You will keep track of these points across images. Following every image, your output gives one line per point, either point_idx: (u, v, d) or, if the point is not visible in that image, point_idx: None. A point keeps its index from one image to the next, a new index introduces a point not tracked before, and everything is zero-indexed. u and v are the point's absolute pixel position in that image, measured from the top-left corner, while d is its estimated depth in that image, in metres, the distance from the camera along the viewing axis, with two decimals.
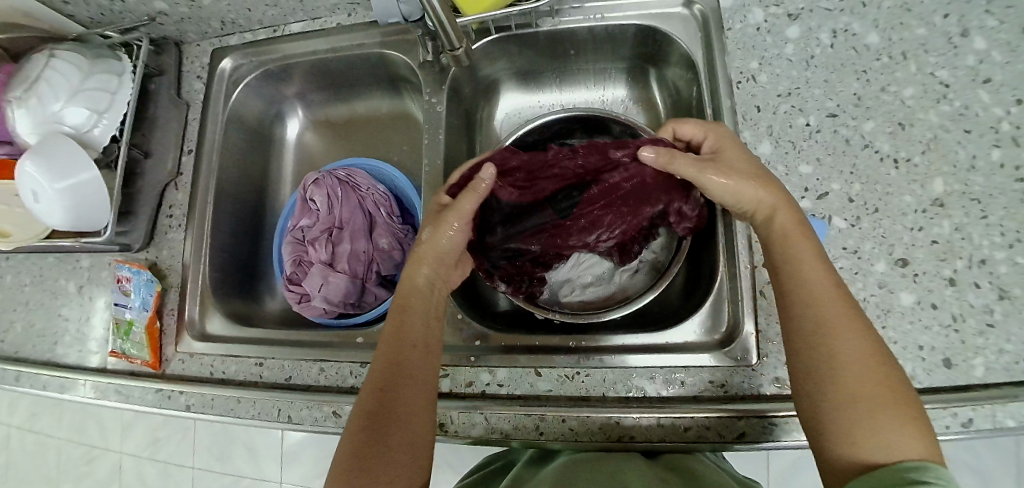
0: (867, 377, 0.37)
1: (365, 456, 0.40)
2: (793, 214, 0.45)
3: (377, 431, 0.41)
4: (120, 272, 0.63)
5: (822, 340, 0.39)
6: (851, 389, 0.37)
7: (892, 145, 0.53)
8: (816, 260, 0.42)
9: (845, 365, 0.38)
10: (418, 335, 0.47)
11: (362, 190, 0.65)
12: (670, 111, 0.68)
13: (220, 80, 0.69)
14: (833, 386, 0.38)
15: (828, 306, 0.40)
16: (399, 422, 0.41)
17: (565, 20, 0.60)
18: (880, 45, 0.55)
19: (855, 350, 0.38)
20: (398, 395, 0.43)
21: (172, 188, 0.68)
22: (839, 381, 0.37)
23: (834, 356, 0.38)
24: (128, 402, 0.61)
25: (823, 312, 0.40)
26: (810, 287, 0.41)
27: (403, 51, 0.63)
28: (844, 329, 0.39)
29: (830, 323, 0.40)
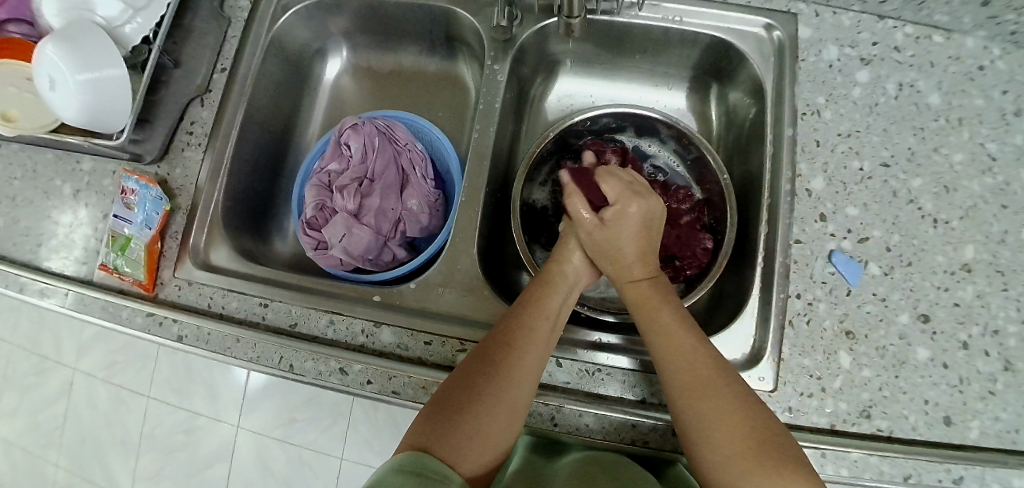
0: (721, 417, 0.38)
1: (460, 403, 0.39)
2: (653, 284, 0.49)
3: (478, 381, 0.40)
4: (125, 183, 0.58)
5: (685, 395, 0.40)
6: (713, 438, 0.38)
7: (934, 205, 0.55)
8: (675, 319, 0.45)
9: (698, 423, 0.39)
10: (551, 310, 0.46)
11: (400, 145, 0.62)
12: (722, 130, 0.67)
13: (270, 1, 0.63)
14: (697, 432, 0.39)
15: (687, 365, 0.41)
16: (506, 384, 0.40)
17: (642, 16, 0.59)
18: (940, 107, 0.57)
19: (705, 401, 0.39)
20: (514, 358, 0.42)
21: (197, 104, 0.63)
22: (703, 428, 0.38)
23: (682, 409, 0.40)
24: (112, 321, 0.57)
25: (665, 364, 0.43)
26: (674, 348, 0.43)
27: (471, 13, 0.60)
28: (677, 382, 0.41)
29: (671, 377, 0.42)
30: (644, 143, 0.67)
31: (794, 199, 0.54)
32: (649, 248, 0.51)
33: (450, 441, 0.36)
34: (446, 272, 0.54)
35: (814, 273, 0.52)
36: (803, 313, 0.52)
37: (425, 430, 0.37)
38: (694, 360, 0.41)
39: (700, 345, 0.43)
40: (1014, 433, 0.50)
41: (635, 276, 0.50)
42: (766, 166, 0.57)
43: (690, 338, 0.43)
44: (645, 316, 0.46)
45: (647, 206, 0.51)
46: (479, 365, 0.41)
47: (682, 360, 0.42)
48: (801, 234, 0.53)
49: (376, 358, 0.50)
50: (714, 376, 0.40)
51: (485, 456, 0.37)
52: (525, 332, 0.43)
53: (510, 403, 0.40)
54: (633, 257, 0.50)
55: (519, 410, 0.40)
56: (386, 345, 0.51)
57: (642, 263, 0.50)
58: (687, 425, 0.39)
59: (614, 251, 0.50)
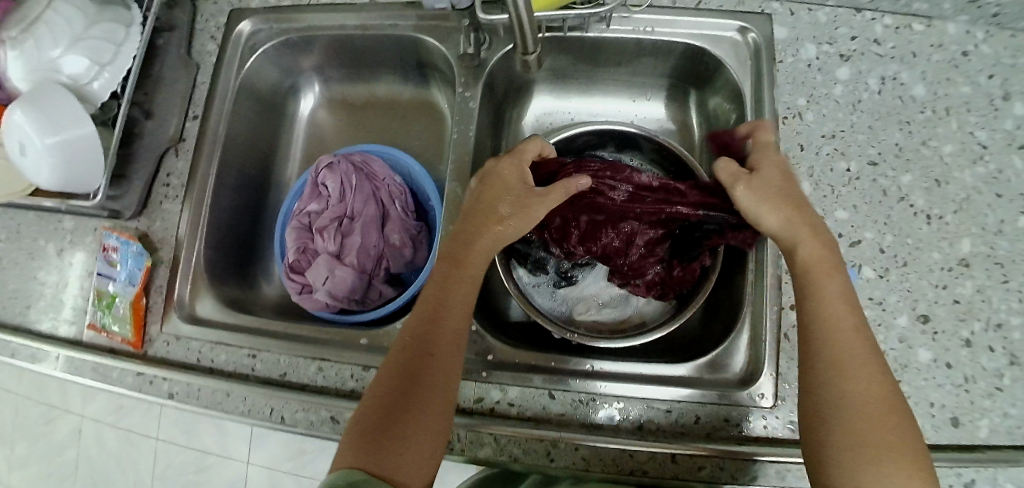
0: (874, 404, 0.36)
1: (388, 417, 0.40)
2: (820, 242, 0.43)
3: (401, 392, 0.41)
4: (106, 240, 0.59)
5: (835, 370, 0.38)
6: (853, 417, 0.36)
7: (926, 201, 0.53)
8: (834, 284, 0.42)
9: (849, 405, 0.37)
10: (460, 298, 0.46)
11: (378, 180, 0.61)
12: (705, 136, 0.66)
13: (236, 44, 0.63)
14: (840, 411, 0.37)
15: (846, 340, 0.39)
16: (426, 385, 0.41)
17: (613, 29, 0.58)
18: (925, 98, 0.56)
19: (862, 382, 0.37)
20: (430, 359, 0.42)
21: (172, 154, 0.63)
22: (850, 411, 0.36)
23: (839, 384, 0.38)
24: (103, 382, 0.57)
25: (837, 334, 0.39)
26: (839, 323, 0.40)
27: (439, 40, 0.59)
28: (840, 355, 0.39)
29: (834, 348, 0.39)
30: (626, 157, 0.65)
31: None
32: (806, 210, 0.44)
33: (384, 460, 0.37)
34: None
35: None
36: None
37: (354, 453, 0.38)
38: (851, 341, 0.39)
39: (860, 326, 0.40)
40: None
41: (798, 231, 0.43)
42: None
43: (854, 320, 0.40)
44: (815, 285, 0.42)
45: (784, 161, 0.48)
46: (400, 373, 0.42)
47: (851, 344, 0.39)
48: None
49: None
50: (866, 359, 0.38)
51: (421, 458, 0.39)
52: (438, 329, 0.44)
53: (435, 402, 0.41)
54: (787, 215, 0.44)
55: (446, 404, 0.42)
56: None
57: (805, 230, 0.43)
58: (827, 402, 0.37)
59: (777, 198, 0.45)
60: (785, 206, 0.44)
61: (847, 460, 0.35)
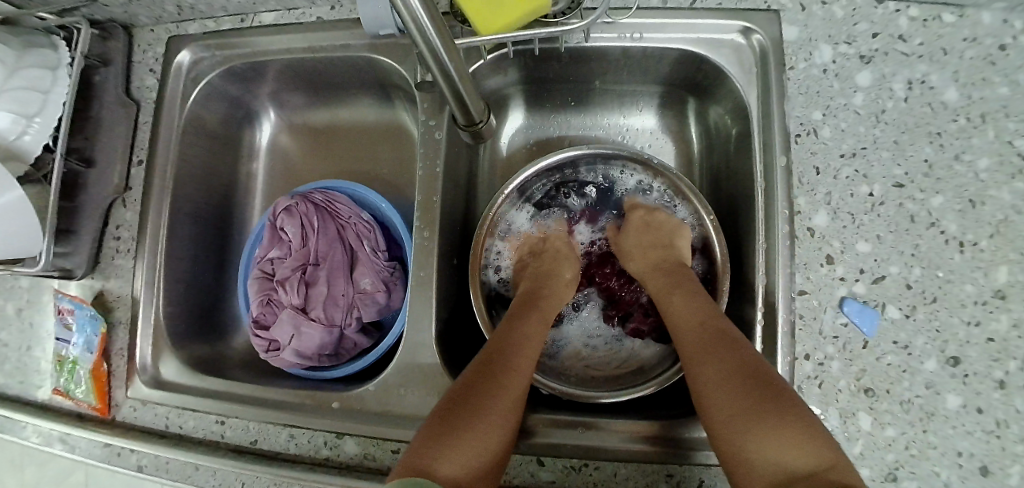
0: (716, 377, 0.39)
1: (460, 410, 0.38)
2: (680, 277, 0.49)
3: (475, 396, 0.39)
4: (60, 304, 0.56)
5: (692, 359, 0.42)
6: (712, 395, 0.38)
7: (960, 225, 0.47)
8: (684, 292, 0.48)
9: (701, 387, 0.39)
10: (531, 328, 0.47)
11: (342, 219, 0.56)
12: (705, 150, 0.59)
13: (177, 76, 0.56)
14: (705, 398, 0.39)
15: (695, 334, 0.43)
16: (501, 392, 0.40)
17: (595, 38, 0.51)
18: (959, 103, 0.48)
19: (715, 365, 0.39)
20: (507, 367, 0.42)
21: (120, 205, 0.58)
22: (706, 391, 0.39)
23: (698, 376, 0.40)
24: (73, 453, 0.54)
25: (685, 338, 0.44)
26: (689, 326, 0.44)
27: (397, 61, 0.53)
28: (692, 350, 0.42)
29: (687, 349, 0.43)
30: (617, 171, 0.58)
31: (794, 242, 0.47)
32: (667, 246, 0.52)
33: (448, 450, 0.35)
34: (408, 370, 0.49)
35: (824, 328, 0.46)
36: (813, 377, 0.45)
37: (423, 442, 0.36)
38: (695, 339, 0.43)
39: (713, 318, 0.44)
40: None
41: (654, 273, 0.52)
42: (757, 203, 0.49)
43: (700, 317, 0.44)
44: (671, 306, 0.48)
45: (665, 217, 0.55)
46: (476, 373, 0.41)
47: (703, 336, 0.42)
48: (806, 283, 0.46)
49: (342, 476, 0.47)
50: (718, 343, 0.41)
51: (469, 471, 0.35)
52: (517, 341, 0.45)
53: (504, 410, 0.39)
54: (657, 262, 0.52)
55: (511, 420, 0.39)
56: (352, 456, 0.48)
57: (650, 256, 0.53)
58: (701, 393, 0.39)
59: (648, 250, 0.53)
60: (647, 258, 0.53)
61: (728, 434, 0.36)
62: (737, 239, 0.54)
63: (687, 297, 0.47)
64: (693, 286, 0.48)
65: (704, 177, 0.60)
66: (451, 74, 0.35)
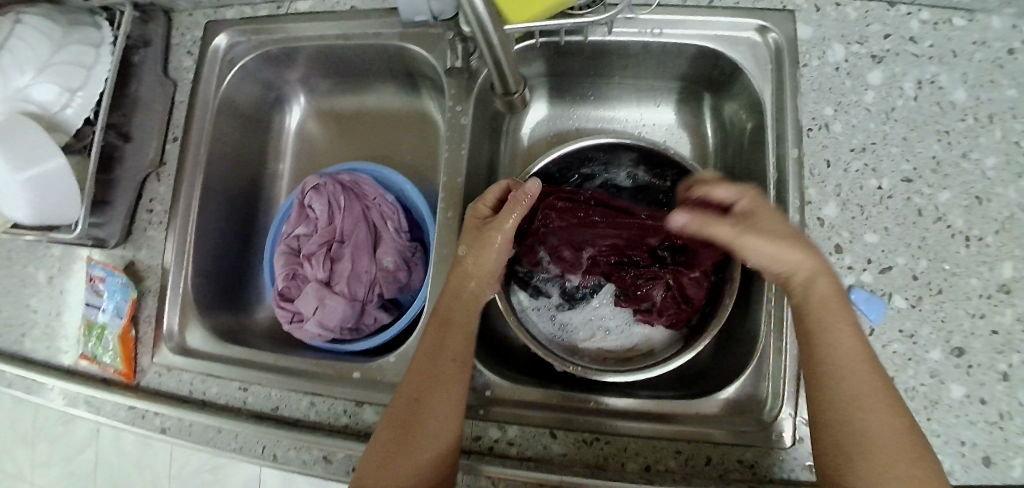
0: (894, 441, 0.33)
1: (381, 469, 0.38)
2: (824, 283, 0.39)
3: (397, 451, 0.38)
4: (92, 271, 0.58)
5: (853, 407, 0.35)
6: (885, 459, 0.33)
7: (966, 221, 0.48)
8: (843, 320, 0.38)
9: (873, 444, 0.33)
10: (456, 346, 0.43)
11: (368, 200, 0.58)
12: (719, 145, 0.61)
13: (213, 60, 0.59)
14: (868, 471, 0.33)
15: (862, 377, 0.36)
16: (433, 411, 0.40)
17: (616, 32, 0.53)
18: (967, 103, 0.50)
19: (888, 425, 0.34)
20: (434, 384, 0.41)
21: (154, 179, 0.60)
22: (877, 451, 0.33)
23: (863, 430, 0.34)
24: (98, 415, 0.56)
25: (849, 377, 0.36)
26: (852, 362, 0.36)
27: (426, 49, 0.55)
28: (859, 407, 0.35)
29: (846, 399, 0.35)
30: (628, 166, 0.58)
31: (804, 231, 0.48)
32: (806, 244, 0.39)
33: None
34: None
35: None
36: None
37: None
38: (868, 390, 0.35)
39: (872, 365, 0.37)
40: None
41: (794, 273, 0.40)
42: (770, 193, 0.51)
43: (867, 364, 0.36)
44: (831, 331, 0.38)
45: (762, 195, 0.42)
46: (396, 421, 0.40)
47: (871, 384, 0.36)
48: None
49: (361, 443, 0.48)
50: (881, 404, 0.35)
51: None
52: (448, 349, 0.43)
53: (423, 455, 0.38)
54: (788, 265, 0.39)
55: (439, 459, 0.39)
56: (370, 424, 0.49)
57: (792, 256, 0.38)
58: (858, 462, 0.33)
59: (767, 234, 0.39)
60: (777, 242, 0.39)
61: None
62: None
63: (842, 322, 0.38)
64: (846, 305, 0.39)
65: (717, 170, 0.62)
66: (494, 45, 0.39)
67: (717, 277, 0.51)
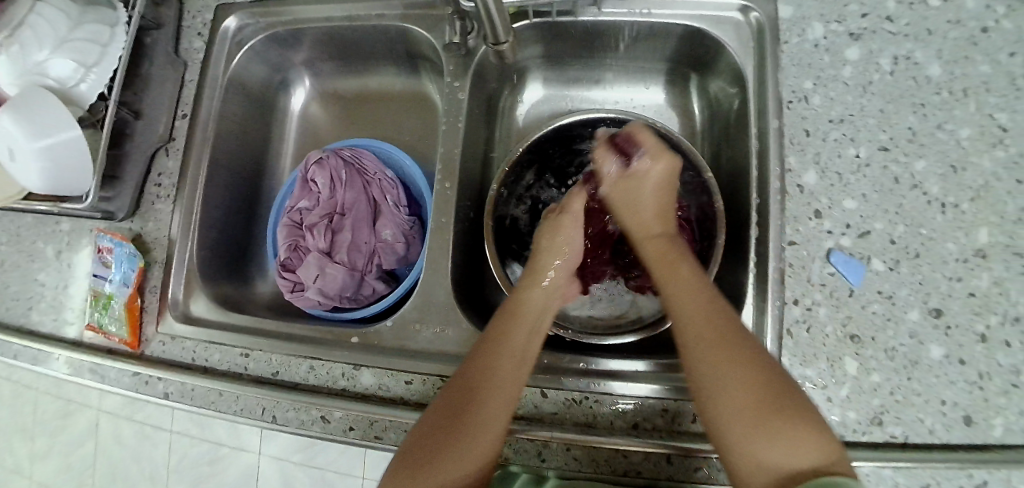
0: (735, 374, 0.36)
1: (427, 448, 0.38)
2: (661, 240, 0.48)
3: (446, 436, 0.38)
4: (100, 242, 0.59)
5: (697, 340, 0.39)
6: (724, 384, 0.36)
7: (941, 188, 0.50)
8: (687, 272, 0.44)
9: (717, 373, 0.37)
10: (519, 345, 0.43)
11: (369, 175, 0.60)
12: (707, 123, 0.64)
13: (223, 40, 0.61)
14: (712, 388, 0.37)
15: (700, 309, 0.40)
16: (472, 437, 0.38)
17: (608, 12, 0.55)
18: (941, 78, 0.52)
19: (725, 346, 0.38)
20: (478, 406, 0.39)
21: (162, 154, 0.62)
22: (720, 376, 0.37)
23: (706, 352, 0.38)
24: (104, 383, 0.57)
25: (688, 313, 0.40)
26: (691, 298, 0.41)
27: (426, 28, 0.57)
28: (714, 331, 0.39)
29: (689, 320, 0.40)
30: None
31: (784, 197, 0.50)
32: (666, 211, 0.51)
33: None
34: (422, 308, 0.52)
35: (812, 276, 0.49)
36: (802, 321, 0.48)
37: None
38: (721, 324, 0.39)
39: (721, 305, 0.41)
40: None
41: (648, 229, 0.50)
42: (753, 165, 0.53)
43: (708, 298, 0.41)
44: (663, 273, 0.46)
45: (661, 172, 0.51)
46: (444, 411, 0.40)
47: (710, 318, 0.40)
48: (796, 235, 0.50)
49: (359, 403, 0.49)
50: (735, 335, 0.38)
51: None
52: (509, 343, 0.43)
53: (473, 449, 0.37)
54: (651, 216, 0.50)
55: (487, 459, 0.38)
56: (367, 387, 0.50)
57: (655, 217, 0.50)
58: (709, 385, 0.37)
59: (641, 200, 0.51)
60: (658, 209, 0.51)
61: (740, 434, 0.35)
62: (733, 202, 0.57)
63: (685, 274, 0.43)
64: (688, 259, 0.45)
65: (705, 149, 0.64)
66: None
67: (703, 246, 0.56)
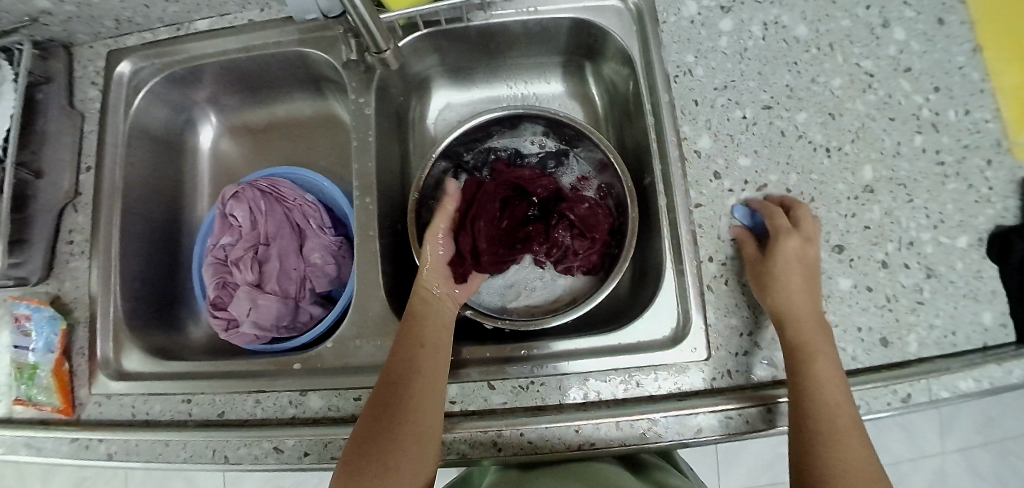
0: (858, 464, 0.40)
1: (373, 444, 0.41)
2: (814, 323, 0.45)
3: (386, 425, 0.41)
4: (15, 310, 0.55)
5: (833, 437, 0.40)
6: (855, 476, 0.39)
7: (824, 135, 0.54)
8: (829, 356, 0.44)
9: (850, 467, 0.39)
10: (433, 334, 0.47)
11: (288, 202, 0.60)
12: (607, 106, 0.67)
13: (117, 85, 0.60)
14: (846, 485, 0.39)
15: (841, 405, 0.42)
16: (409, 418, 0.41)
17: (497, 15, 0.58)
18: (808, 37, 0.57)
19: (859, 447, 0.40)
20: (409, 391, 0.42)
21: (71, 210, 0.59)
22: (850, 467, 0.39)
23: (843, 443, 0.40)
24: (40, 455, 0.54)
25: (835, 408, 0.41)
26: (833, 387, 0.42)
27: (324, 50, 0.58)
28: (834, 431, 0.41)
29: (833, 405, 0.42)
30: (528, 139, 0.63)
31: (684, 164, 0.53)
32: (813, 292, 0.47)
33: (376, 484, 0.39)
34: (360, 323, 0.52)
35: (721, 233, 0.52)
36: (719, 276, 0.51)
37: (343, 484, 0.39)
38: (850, 422, 0.41)
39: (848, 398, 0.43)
40: (951, 336, 0.50)
41: (796, 311, 0.45)
42: (651, 136, 0.56)
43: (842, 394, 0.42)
44: (802, 360, 0.44)
45: (810, 249, 0.48)
46: (380, 405, 0.43)
47: (844, 410, 0.42)
48: (701, 197, 0.53)
49: (310, 427, 0.49)
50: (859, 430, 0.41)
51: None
52: (417, 362, 0.44)
53: (414, 430, 0.41)
54: (801, 293, 0.46)
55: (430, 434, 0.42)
56: (317, 411, 0.50)
57: (804, 299, 0.46)
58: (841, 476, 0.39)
59: (783, 276, 0.46)
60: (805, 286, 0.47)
61: None
62: (642, 177, 0.60)
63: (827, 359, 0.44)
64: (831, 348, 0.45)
65: (610, 130, 0.67)
66: (356, 5, 0.44)
67: (619, 223, 0.57)
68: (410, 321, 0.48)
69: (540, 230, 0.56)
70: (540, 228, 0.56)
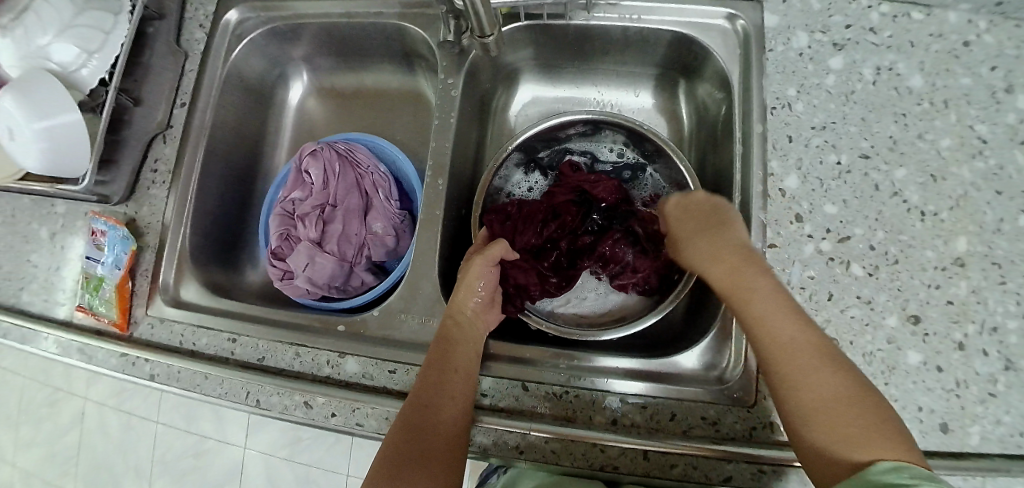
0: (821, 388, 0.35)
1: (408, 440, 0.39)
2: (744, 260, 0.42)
3: (422, 422, 0.40)
4: (94, 225, 0.59)
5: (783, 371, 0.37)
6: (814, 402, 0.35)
7: (921, 197, 0.51)
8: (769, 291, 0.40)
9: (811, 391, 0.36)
10: (470, 337, 0.47)
11: (361, 168, 0.61)
12: (692, 126, 0.65)
13: (223, 32, 0.63)
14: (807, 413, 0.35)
15: (782, 336, 0.38)
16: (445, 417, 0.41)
17: (598, 17, 0.57)
18: (923, 89, 0.53)
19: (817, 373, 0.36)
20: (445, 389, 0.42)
21: (160, 141, 0.63)
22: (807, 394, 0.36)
23: (794, 373, 0.37)
24: (90, 363, 0.57)
25: (773, 340, 0.38)
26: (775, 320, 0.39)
27: (421, 26, 0.59)
28: (796, 363, 0.37)
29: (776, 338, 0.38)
30: (606, 147, 0.62)
31: (765, 201, 0.51)
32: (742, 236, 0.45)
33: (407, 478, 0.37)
34: (408, 299, 0.53)
35: (792, 278, 0.49)
36: None
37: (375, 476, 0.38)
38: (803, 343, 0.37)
39: (801, 322, 0.39)
40: (1018, 436, 0.45)
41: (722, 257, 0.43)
42: (737, 166, 0.54)
43: (801, 328, 0.38)
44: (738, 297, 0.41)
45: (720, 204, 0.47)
46: (416, 401, 0.42)
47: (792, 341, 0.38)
48: (777, 237, 0.51)
49: (343, 390, 0.49)
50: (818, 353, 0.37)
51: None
52: (455, 362, 0.44)
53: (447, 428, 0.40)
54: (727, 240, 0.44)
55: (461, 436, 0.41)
56: (353, 376, 0.50)
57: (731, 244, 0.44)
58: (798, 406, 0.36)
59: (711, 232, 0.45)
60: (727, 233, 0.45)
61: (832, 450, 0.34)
62: None
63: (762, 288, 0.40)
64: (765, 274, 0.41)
65: (688, 152, 0.65)
66: None
67: None
68: (450, 322, 0.47)
69: (593, 241, 0.57)
70: (596, 239, 0.57)
